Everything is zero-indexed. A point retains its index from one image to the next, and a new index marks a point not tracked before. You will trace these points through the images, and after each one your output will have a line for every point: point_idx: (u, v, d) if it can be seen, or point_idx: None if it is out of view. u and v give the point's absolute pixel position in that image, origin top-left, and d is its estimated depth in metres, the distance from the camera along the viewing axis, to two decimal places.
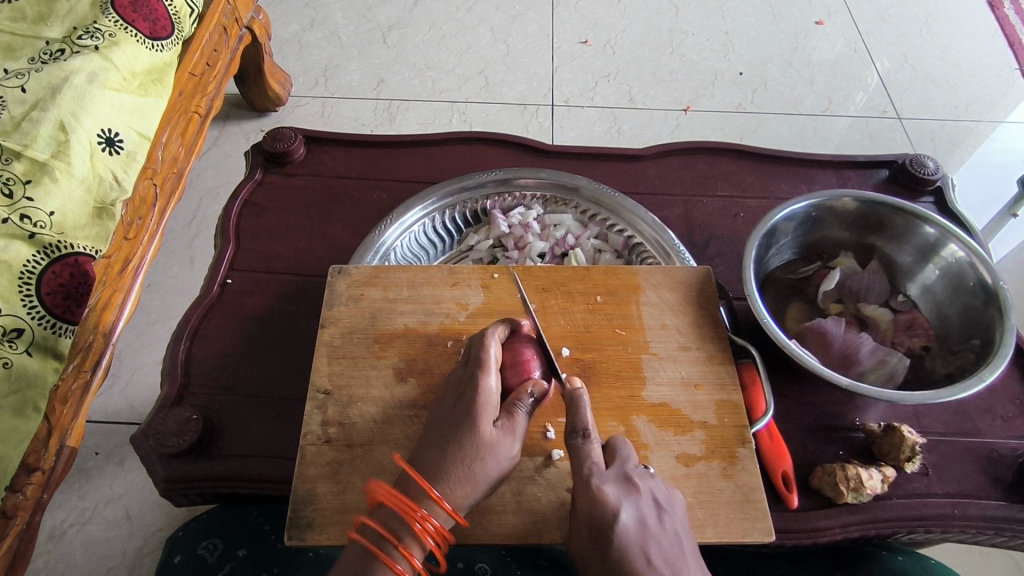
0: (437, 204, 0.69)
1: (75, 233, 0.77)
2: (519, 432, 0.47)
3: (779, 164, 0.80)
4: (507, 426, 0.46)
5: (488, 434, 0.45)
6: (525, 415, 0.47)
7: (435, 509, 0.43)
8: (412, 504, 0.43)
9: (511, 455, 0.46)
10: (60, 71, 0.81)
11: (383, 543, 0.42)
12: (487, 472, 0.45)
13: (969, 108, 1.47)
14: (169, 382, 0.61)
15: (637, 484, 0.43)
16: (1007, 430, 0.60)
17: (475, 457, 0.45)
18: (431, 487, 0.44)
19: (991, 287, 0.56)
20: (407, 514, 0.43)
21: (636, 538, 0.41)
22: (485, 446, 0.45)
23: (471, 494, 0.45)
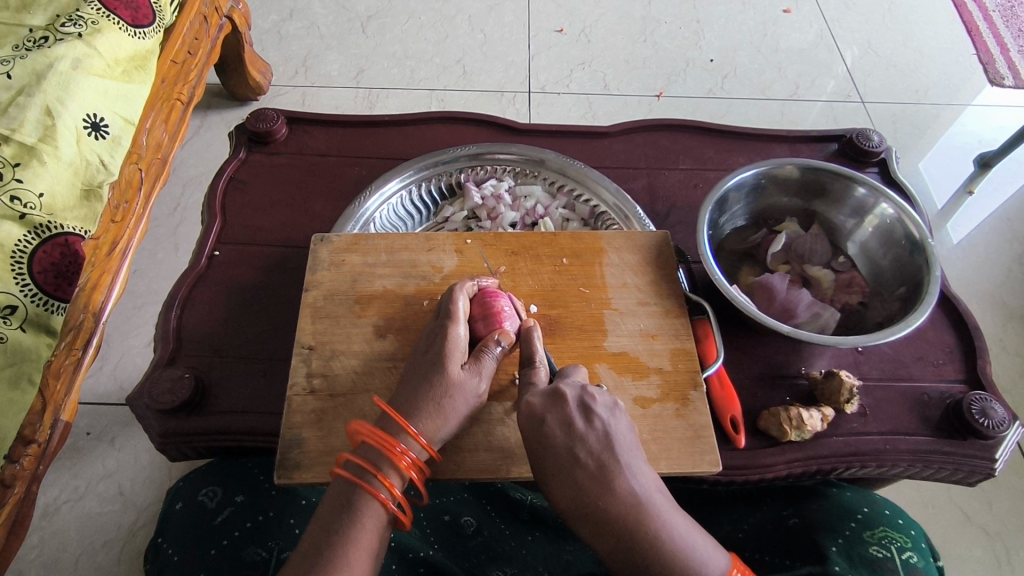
0: (414, 178, 0.74)
1: (64, 214, 0.80)
2: (486, 372, 0.52)
3: (736, 138, 0.85)
4: (474, 366, 0.51)
5: (455, 374, 0.50)
6: (493, 357, 0.52)
7: (414, 446, 0.48)
8: (391, 439, 0.48)
9: (479, 393, 0.51)
10: (45, 58, 0.84)
11: (366, 475, 0.47)
12: (456, 407, 0.50)
13: (929, 92, 1.54)
14: (162, 346, 0.65)
15: (563, 394, 0.47)
16: (937, 375, 0.66)
17: (445, 393, 0.50)
18: (407, 423, 0.49)
19: (919, 240, 0.63)
20: (387, 447, 0.47)
21: (564, 441, 0.45)
22: (452, 384, 0.50)
23: (443, 427, 0.50)
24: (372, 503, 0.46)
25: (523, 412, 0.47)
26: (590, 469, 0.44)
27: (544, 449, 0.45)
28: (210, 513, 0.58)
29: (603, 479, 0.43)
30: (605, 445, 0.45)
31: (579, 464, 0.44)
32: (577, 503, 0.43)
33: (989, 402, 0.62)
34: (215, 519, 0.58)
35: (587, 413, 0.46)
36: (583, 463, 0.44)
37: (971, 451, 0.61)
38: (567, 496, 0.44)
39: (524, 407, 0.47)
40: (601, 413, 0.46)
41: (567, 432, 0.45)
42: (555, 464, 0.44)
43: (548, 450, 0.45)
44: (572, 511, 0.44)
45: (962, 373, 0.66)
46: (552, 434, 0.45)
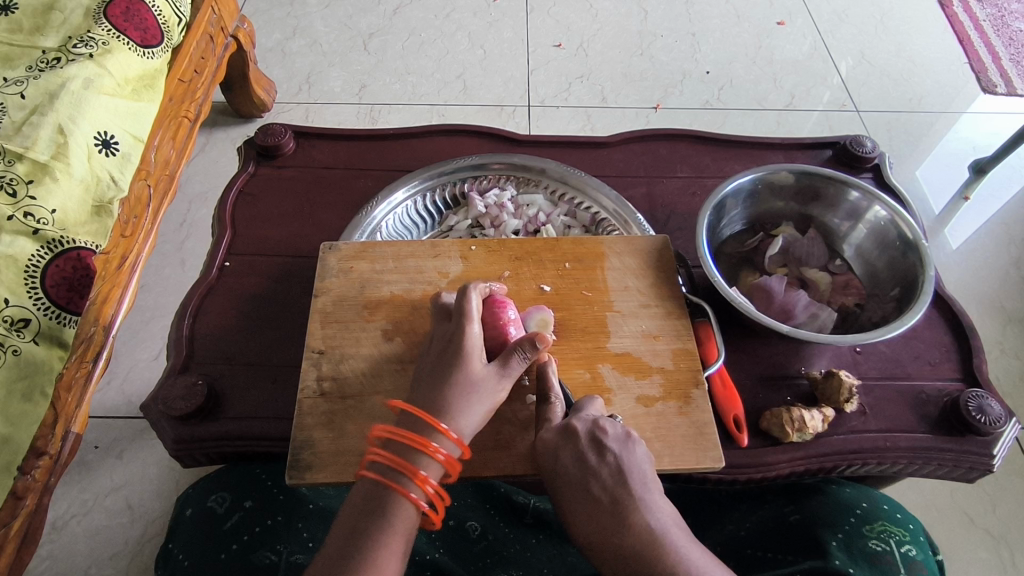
0: (419, 188, 0.76)
1: (76, 229, 0.82)
2: (511, 371, 0.53)
3: (732, 146, 0.87)
4: (501, 366, 0.53)
5: (478, 372, 0.51)
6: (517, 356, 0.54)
7: (447, 444, 0.49)
8: (424, 438, 0.49)
9: (503, 391, 0.53)
10: (57, 79, 0.86)
11: (398, 473, 0.48)
12: (485, 404, 0.51)
13: (923, 100, 1.56)
14: (175, 355, 0.67)
15: (574, 429, 0.50)
16: (934, 374, 0.67)
17: (474, 392, 0.51)
18: (437, 422, 0.49)
19: (913, 241, 0.64)
20: (421, 446, 0.48)
21: (575, 474, 0.48)
22: (479, 383, 0.51)
23: (475, 424, 0.51)
24: (405, 500, 0.47)
25: (540, 451, 0.50)
26: (603, 503, 0.46)
27: (559, 484, 0.48)
28: (219, 518, 0.59)
29: (611, 507, 0.45)
30: (618, 478, 0.47)
31: (589, 494, 0.46)
32: (591, 533, 0.45)
33: (985, 399, 0.64)
34: (224, 524, 0.59)
35: (599, 447, 0.49)
36: (594, 494, 0.46)
37: (969, 447, 0.62)
38: (584, 528, 0.46)
39: (540, 445, 0.51)
40: (612, 447, 0.48)
41: (579, 467, 0.47)
42: (570, 498, 0.47)
43: (562, 485, 0.48)
44: (589, 542, 0.45)
45: (958, 371, 0.68)
46: (565, 469, 0.48)
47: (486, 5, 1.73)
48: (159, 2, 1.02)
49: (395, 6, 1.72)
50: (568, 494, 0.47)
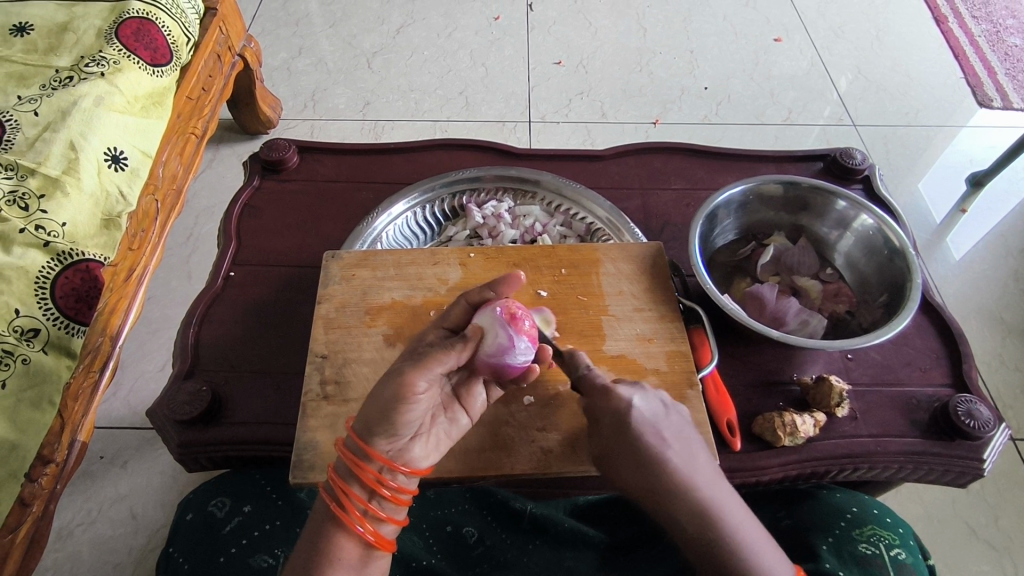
0: (420, 200, 0.78)
1: (85, 242, 0.84)
2: (430, 366, 0.48)
3: (725, 159, 0.89)
4: (414, 361, 0.48)
5: (388, 375, 0.48)
6: (441, 353, 0.49)
7: (390, 471, 0.47)
8: (361, 460, 0.47)
9: (422, 386, 0.47)
10: (69, 97, 0.89)
11: (339, 497, 0.47)
12: (398, 403, 0.47)
13: (919, 114, 1.58)
14: (180, 361, 0.68)
15: (643, 386, 0.52)
16: (925, 379, 0.68)
17: (384, 390, 0.47)
18: (365, 447, 0.47)
19: (899, 247, 0.66)
20: (359, 471, 0.47)
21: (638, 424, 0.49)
22: (392, 379, 0.48)
23: (385, 426, 0.47)
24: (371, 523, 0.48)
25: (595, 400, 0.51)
26: (678, 451, 0.49)
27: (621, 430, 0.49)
28: (219, 522, 0.61)
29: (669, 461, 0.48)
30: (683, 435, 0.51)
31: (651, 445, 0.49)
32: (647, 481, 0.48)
33: (975, 404, 0.64)
34: (224, 527, 0.60)
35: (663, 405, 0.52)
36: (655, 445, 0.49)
37: (960, 452, 0.63)
38: (638, 477, 0.49)
39: (593, 394, 0.52)
40: (676, 407, 0.52)
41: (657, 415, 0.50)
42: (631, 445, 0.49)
43: (625, 432, 0.49)
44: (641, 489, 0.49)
45: (948, 377, 0.69)
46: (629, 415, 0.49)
47: (488, 24, 1.77)
48: (169, 22, 1.05)
49: (398, 25, 1.76)
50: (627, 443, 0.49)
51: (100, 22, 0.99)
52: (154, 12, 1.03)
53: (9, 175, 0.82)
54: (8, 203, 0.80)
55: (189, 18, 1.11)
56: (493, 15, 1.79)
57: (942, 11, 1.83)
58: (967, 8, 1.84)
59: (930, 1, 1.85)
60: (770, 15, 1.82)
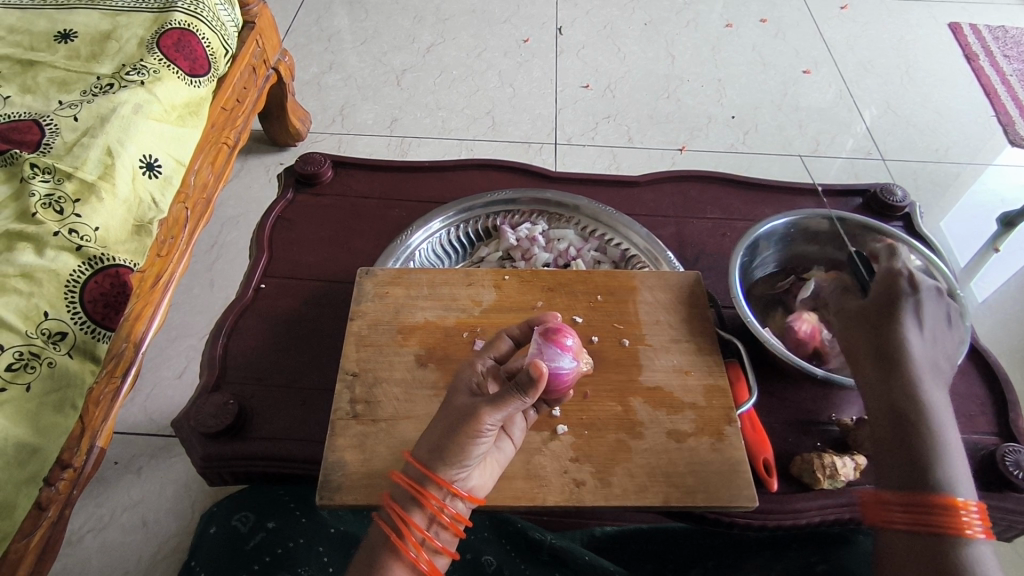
0: (453, 220, 0.78)
1: (116, 247, 0.84)
2: (501, 406, 0.45)
3: (761, 190, 0.88)
4: (484, 399, 0.45)
5: (460, 404, 0.46)
6: (513, 396, 0.44)
7: (451, 497, 0.46)
8: (425, 486, 0.46)
9: (491, 425, 0.45)
10: (109, 103, 0.90)
11: (396, 526, 0.45)
12: (467, 435, 0.45)
13: (950, 151, 1.57)
14: (207, 373, 0.68)
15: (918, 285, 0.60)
16: (969, 426, 0.66)
17: (455, 423, 0.45)
18: (429, 471, 0.45)
19: (948, 290, 0.65)
20: (422, 498, 0.45)
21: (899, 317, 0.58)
22: (458, 413, 0.46)
23: (454, 456, 0.45)
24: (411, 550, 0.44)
25: (879, 285, 0.61)
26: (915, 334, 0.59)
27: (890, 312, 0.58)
28: (243, 538, 0.59)
29: (910, 346, 0.57)
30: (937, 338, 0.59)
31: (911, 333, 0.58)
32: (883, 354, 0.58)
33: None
34: (247, 544, 0.59)
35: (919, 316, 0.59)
36: (909, 334, 0.58)
37: (1006, 505, 0.61)
38: (874, 351, 0.58)
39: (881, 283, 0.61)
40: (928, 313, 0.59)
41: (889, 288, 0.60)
42: (889, 329, 0.58)
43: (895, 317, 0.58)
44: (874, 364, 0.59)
45: (994, 425, 0.66)
46: (902, 305, 0.58)
47: (517, 46, 1.78)
48: (209, 34, 1.06)
49: (429, 44, 1.78)
50: (879, 329, 0.59)
51: (143, 32, 1.01)
52: (195, 24, 1.04)
53: (46, 178, 0.82)
54: (43, 206, 0.80)
55: (228, 30, 1.12)
56: (522, 38, 1.80)
57: (973, 48, 1.82)
58: (998, 47, 1.82)
59: (962, 38, 1.84)
60: (799, 47, 1.82)
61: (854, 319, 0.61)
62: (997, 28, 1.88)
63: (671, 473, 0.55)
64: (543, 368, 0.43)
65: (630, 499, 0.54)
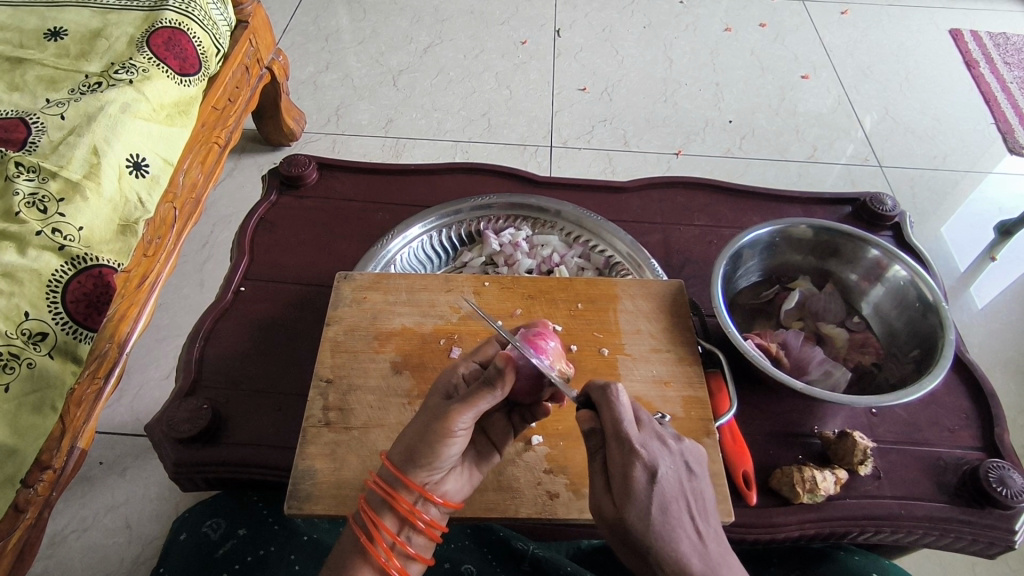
0: (436, 224, 0.77)
1: (100, 247, 0.83)
2: (471, 404, 0.45)
3: (750, 198, 0.87)
4: (456, 399, 0.45)
5: (435, 404, 0.46)
6: (482, 393, 0.45)
7: (423, 502, 0.46)
8: (396, 490, 0.46)
9: (462, 425, 0.45)
10: (97, 102, 0.90)
11: (368, 529, 0.45)
12: (439, 437, 0.45)
13: (947, 158, 1.56)
14: (183, 377, 0.67)
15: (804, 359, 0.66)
16: (954, 441, 0.65)
17: (428, 424, 0.45)
18: (401, 474, 0.46)
19: (932, 302, 0.64)
20: (393, 501, 0.45)
21: (658, 509, 0.41)
22: (432, 414, 0.46)
23: (426, 459, 0.45)
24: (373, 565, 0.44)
25: (613, 458, 0.43)
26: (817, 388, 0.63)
27: (626, 497, 0.41)
28: (212, 544, 0.60)
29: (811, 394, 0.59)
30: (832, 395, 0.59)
31: (656, 533, 0.41)
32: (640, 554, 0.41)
33: (1007, 471, 0.61)
34: (217, 550, 0.59)
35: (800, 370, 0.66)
36: (661, 523, 0.41)
37: (989, 521, 0.60)
38: (632, 552, 0.42)
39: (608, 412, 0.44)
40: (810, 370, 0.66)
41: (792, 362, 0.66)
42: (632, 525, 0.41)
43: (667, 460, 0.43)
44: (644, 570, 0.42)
45: (979, 440, 0.65)
46: (633, 490, 0.41)
47: (514, 48, 1.77)
48: (200, 33, 1.05)
49: (426, 45, 1.78)
50: (614, 526, 0.42)
51: (133, 30, 1.00)
52: (186, 23, 1.03)
53: (31, 176, 0.81)
54: (27, 205, 0.79)
55: (220, 30, 1.11)
56: (520, 40, 1.80)
57: (973, 54, 1.81)
58: (999, 54, 1.81)
59: (962, 45, 1.83)
60: (798, 52, 1.81)
61: (598, 503, 0.44)
62: (998, 35, 1.87)
63: None
64: (509, 357, 0.45)
65: None
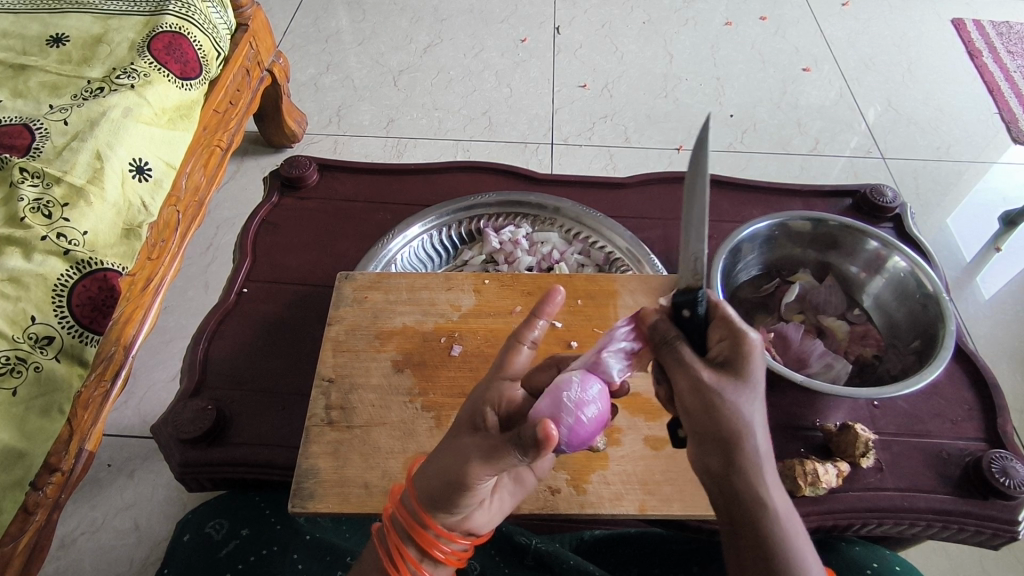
0: (435, 223, 0.77)
1: (105, 251, 0.83)
2: (497, 460, 0.40)
3: (750, 192, 0.87)
4: (483, 451, 0.41)
5: (461, 443, 0.42)
6: (512, 454, 0.40)
7: (447, 536, 0.45)
8: (422, 525, 0.45)
9: (484, 479, 0.42)
10: (100, 107, 0.90)
11: (393, 557, 0.45)
12: (460, 486, 0.42)
13: (951, 149, 1.55)
14: (188, 378, 0.68)
15: (806, 352, 0.67)
16: (956, 432, 0.65)
17: (447, 472, 0.42)
18: (426, 513, 0.44)
19: (932, 293, 0.64)
20: (418, 535, 0.45)
21: (724, 422, 0.39)
22: (454, 458, 0.42)
23: (447, 504, 0.43)
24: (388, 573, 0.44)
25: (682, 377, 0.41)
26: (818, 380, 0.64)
27: (737, 371, 0.40)
28: (216, 545, 0.60)
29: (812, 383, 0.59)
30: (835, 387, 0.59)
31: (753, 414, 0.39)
32: (720, 429, 0.39)
33: (1010, 461, 0.61)
34: (219, 551, 0.59)
35: (803, 362, 0.66)
36: (756, 403, 0.40)
37: (993, 512, 0.60)
38: (707, 422, 0.39)
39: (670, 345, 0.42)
40: (811, 363, 0.66)
41: (795, 356, 0.67)
42: (710, 438, 0.39)
43: (738, 371, 0.40)
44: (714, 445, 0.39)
45: (981, 431, 0.65)
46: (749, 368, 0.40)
47: (514, 45, 1.77)
48: (201, 37, 1.06)
49: (426, 44, 1.78)
50: (710, 394, 0.39)
51: (134, 35, 1.01)
52: (186, 27, 1.04)
53: (36, 182, 0.82)
54: (32, 210, 0.80)
55: (220, 33, 1.12)
56: (520, 37, 1.79)
57: (976, 44, 1.79)
58: (1002, 43, 1.80)
59: (964, 35, 1.82)
60: (800, 45, 1.80)
61: (677, 379, 0.41)
62: (1001, 24, 1.86)
63: (648, 480, 0.55)
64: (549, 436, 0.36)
65: (604, 507, 0.54)
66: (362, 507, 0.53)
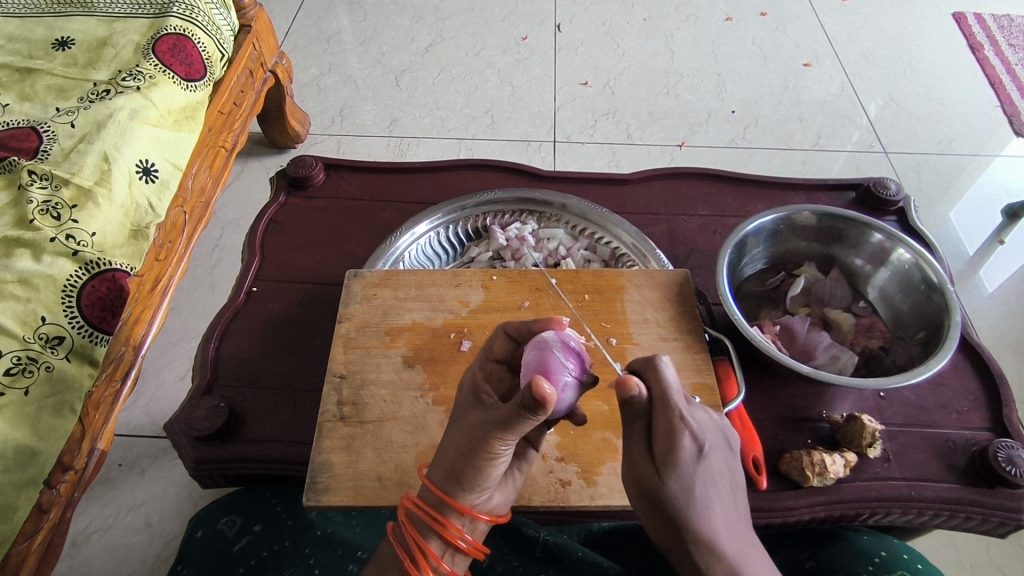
0: (442, 221, 0.78)
1: (113, 252, 0.84)
2: (511, 427, 0.43)
3: (754, 186, 0.88)
4: (494, 421, 0.43)
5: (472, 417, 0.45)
6: (523, 418, 0.42)
7: (469, 523, 0.46)
8: (445, 516, 0.45)
9: (502, 446, 0.44)
10: (106, 109, 0.91)
11: (414, 554, 0.45)
12: (483, 459, 0.44)
13: (953, 142, 1.55)
14: (199, 375, 0.69)
15: (812, 344, 0.67)
16: (962, 422, 0.66)
17: (468, 447, 0.44)
18: (451, 500, 0.45)
19: (937, 284, 0.64)
20: (441, 527, 0.45)
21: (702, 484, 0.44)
22: (470, 433, 0.44)
23: (471, 480, 0.45)
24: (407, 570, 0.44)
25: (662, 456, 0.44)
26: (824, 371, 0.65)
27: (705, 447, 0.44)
28: (229, 541, 0.60)
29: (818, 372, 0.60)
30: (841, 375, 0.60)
31: (694, 502, 0.42)
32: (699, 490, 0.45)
33: (1015, 450, 0.62)
34: (233, 547, 0.60)
35: (809, 354, 0.67)
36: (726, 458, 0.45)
37: (999, 500, 0.60)
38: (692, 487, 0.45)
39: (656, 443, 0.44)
40: (818, 354, 0.67)
41: (801, 348, 0.67)
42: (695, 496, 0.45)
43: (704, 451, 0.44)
44: (667, 536, 0.43)
45: (987, 420, 0.66)
46: (679, 458, 0.43)
47: (515, 44, 1.78)
48: (205, 39, 1.07)
49: (427, 44, 1.78)
50: (650, 491, 0.43)
51: (139, 38, 1.01)
52: (190, 29, 1.04)
53: (44, 184, 0.82)
54: (41, 212, 0.80)
55: (224, 34, 1.12)
56: (520, 36, 1.80)
57: (977, 37, 1.79)
58: (1003, 36, 1.80)
59: (965, 28, 1.82)
60: (801, 40, 1.80)
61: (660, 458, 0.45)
62: (1002, 16, 1.86)
63: None
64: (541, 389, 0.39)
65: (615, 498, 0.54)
66: (375, 500, 0.53)
